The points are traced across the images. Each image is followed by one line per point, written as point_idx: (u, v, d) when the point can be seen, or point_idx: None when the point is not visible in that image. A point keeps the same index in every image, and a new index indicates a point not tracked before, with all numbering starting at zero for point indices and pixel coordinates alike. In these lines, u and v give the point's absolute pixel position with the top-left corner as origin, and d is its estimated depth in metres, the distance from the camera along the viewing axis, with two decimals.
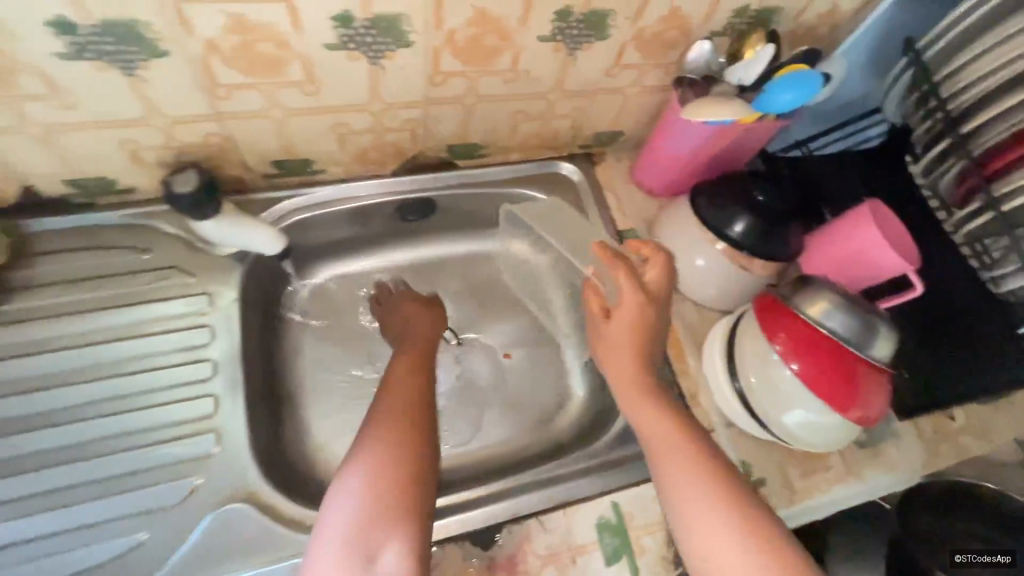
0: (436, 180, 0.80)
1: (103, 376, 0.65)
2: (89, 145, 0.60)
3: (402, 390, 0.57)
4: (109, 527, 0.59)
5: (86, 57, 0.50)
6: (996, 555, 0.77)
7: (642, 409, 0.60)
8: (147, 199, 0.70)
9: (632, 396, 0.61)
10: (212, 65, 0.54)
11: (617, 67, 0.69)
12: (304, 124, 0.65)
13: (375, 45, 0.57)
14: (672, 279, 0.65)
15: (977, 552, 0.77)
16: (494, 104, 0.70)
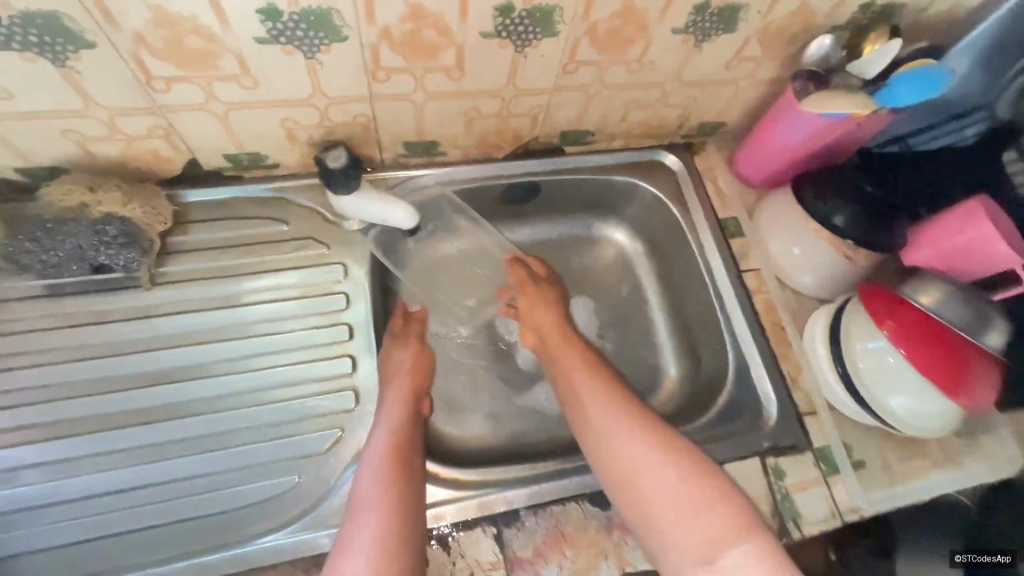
0: (544, 163, 0.84)
1: (251, 334, 0.71)
2: (256, 123, 0.66)
3: (376, 503, 0.55)
4: (264, 469, 0.65)
5: (279, 41, 0.55)
6: (995, 555, 0.77)
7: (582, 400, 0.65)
8: (289, 175, 0.76)
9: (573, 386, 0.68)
10: (379, 50, 0.59)
11: (736, 59, 0.71)
12: (441, 107, 0.70)
13: (524, 34, 0.61)
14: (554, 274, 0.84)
15: (974, 552, 0.79)
16: (615, 92, 0.74)
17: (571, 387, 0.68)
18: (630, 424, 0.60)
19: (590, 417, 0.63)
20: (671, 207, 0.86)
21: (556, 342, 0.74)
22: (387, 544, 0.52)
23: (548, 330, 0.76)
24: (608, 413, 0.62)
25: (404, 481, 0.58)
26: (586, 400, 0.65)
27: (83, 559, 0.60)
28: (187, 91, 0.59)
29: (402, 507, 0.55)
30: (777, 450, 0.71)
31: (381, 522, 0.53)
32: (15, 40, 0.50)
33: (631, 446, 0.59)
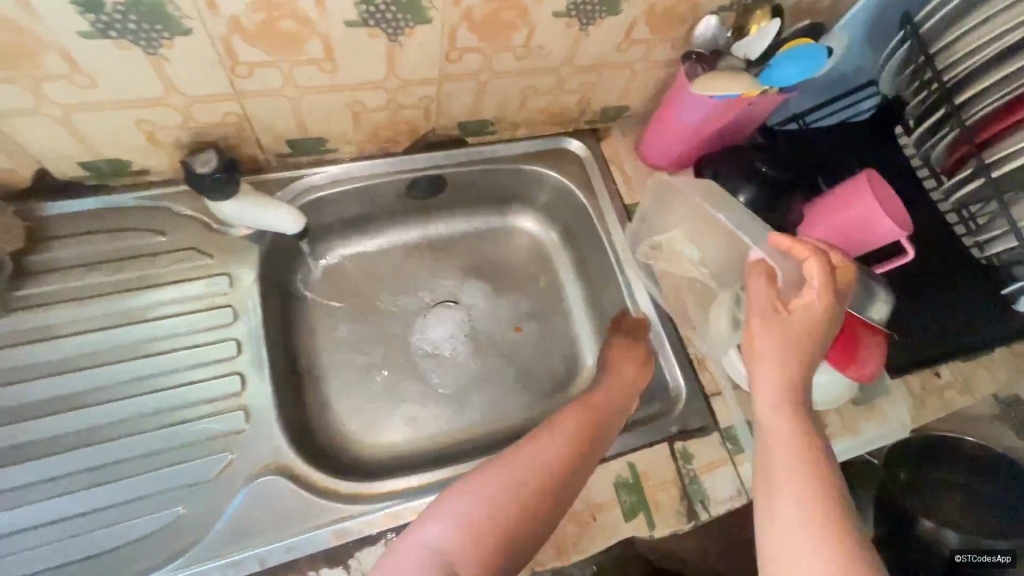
0: (446, 155, 0.81)
1: (128, 356, 0.66)
2: (106, 126, 0.59)
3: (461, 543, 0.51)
4: (147, 503, 0.60)
5: (109, 35, 0.50)
6: (995, 555, 0.79)
7: (772, 464, 0.47)
8: (162, 180, 0.70)
9: (771, 440, 0.48)
10: (233, 43, 0.54)
11: (627, 42, 0.70)
12: (321, 102, 0.65)
13: (394, 22, 0.57)
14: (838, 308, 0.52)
15: (974, 553, 0.80)
16: (507, 80, 0.71)
17: (769, 440, 0.48)
18: (816, 516, 0.43)
19: (775, 491, 0.45)
20: (578, 195, 0.85)
21: (769, 371, 0.51)
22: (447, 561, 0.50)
23: (770, 363, 0.52)
24: (793, 494, 0.44)
25: (536, 479, 0.55)
26: (776, 463, 0.47)
27: None
28: (12, 94, 0.53)
29: (502, 521, 0.52)
30: (685, 434, 0.71)
31: (455, 537, 0.51)
32: None
33: (797, 548, 0.42)
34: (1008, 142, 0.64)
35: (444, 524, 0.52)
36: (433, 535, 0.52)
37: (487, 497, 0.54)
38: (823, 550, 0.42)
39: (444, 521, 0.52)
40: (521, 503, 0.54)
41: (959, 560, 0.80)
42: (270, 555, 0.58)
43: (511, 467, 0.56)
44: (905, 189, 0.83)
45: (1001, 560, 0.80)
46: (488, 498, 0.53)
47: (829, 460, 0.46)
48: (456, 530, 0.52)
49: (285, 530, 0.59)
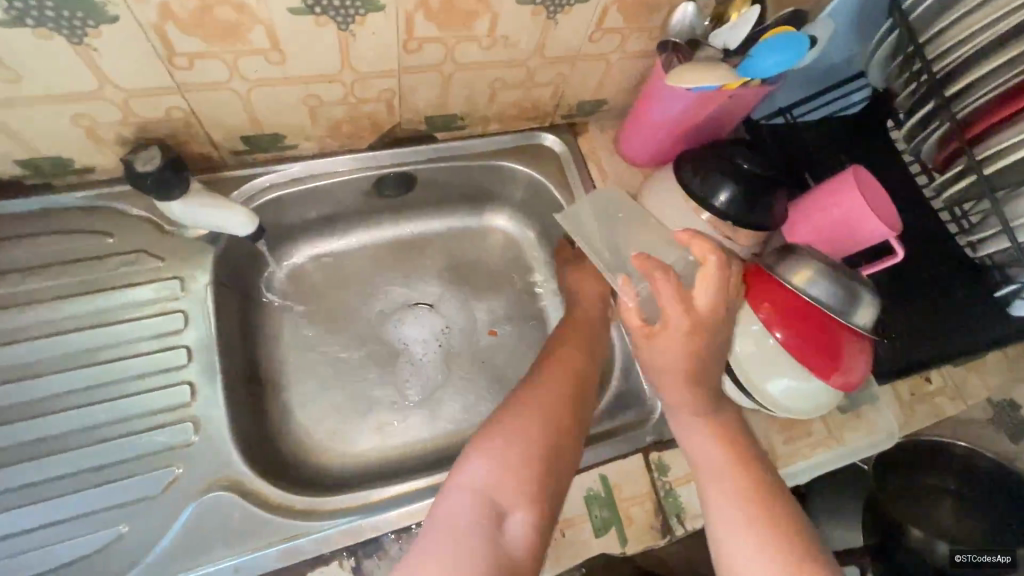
0: (413, 151, 0.77)
1: (70, 366, 0.63)
2: (39, 122, 0.56)
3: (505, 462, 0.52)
4: (89, 520, 0.57)
5: (26, 23, 0.46)
6: (994, 555, 0.74)
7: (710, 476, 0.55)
8: (108, 180, 0.66)
9: (705, 463, 0.56)
10: (167, 32, 0.50)
11: (599, 32, 0.66)
12: (272, 96, 0.62)
13: (342, 9, 0.53)
14: (723, 303, 0.56)
15: (973, 553, 0.74)
16: (472, 72, 0.67)
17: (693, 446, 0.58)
18: (751, 507, 0.52)
19: (709, 484, 0.55)
20: (554, 192, 0.82)
21: (667, 374, 0.58)
22: (500, 496, 0.51)
23: (665, 370, 0.58)
24: (725, 484, 0.54)
25: (557, 395, 0.58)
26: (712, 476, 0.55)
27: None
28: None
29: (543, 438, 0.54)
30: (661, 444, 0.68)
31: (503, 470, 0.52)
32: None
33: (734, 524, 0.51)
34: (1001, 137, 0.61)
35: (488, 460, 0.52)
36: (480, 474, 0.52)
37: (523, 424, 0.55)
38: (760, 537, 0.50)
39: (489, 458, 0.52)
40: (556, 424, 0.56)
41: (960, 561, 0.74)
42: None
43: (533, 392, 0.58)
44: (896, 186, 0.80)
45: (1001, 560, 0.74)
46: (525, 426, 0.54)
47: (755, 458, 0.56)
48: (500, 463, 0.52)
49: (233, 549, 0.56)
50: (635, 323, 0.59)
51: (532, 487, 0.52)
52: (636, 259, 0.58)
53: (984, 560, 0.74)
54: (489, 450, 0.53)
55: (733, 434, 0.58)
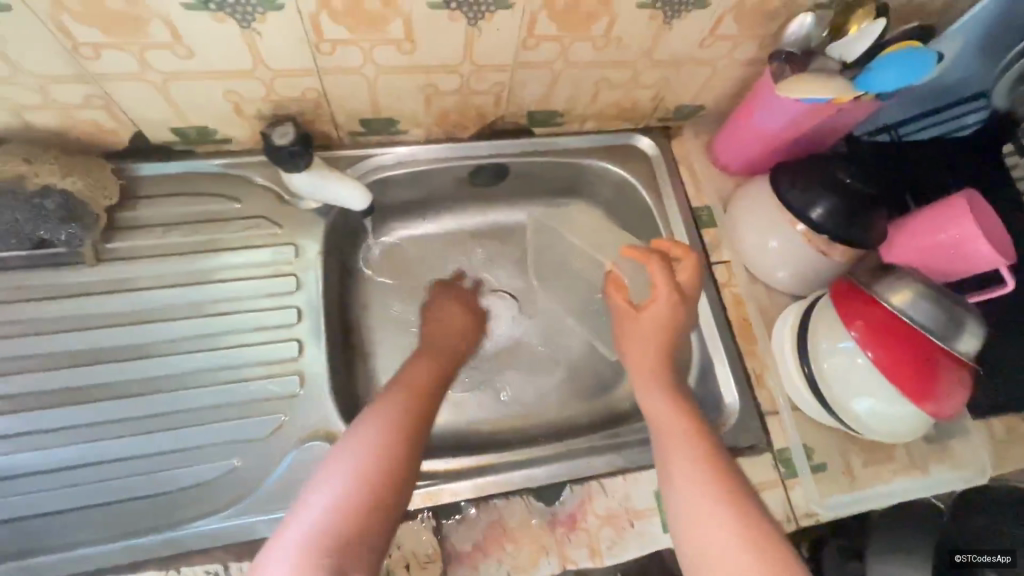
0: (512, 144, 0.81)
1: (199, 313, 0.70)
2: (198, 95, 0.63)
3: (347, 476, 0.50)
4: (209, 451, 0.64)
5: (209, 8, 0.52)
6: (995, 555, 0.69)
7: (677, 444, 0.55)
8: (242, 150, 0.74)
9: (661, 438, 0.57)
10: (320, 20, 0.56)
11: (710, 38, 0.67)
12: (396, 83, 0.67)
13: (475, 6, 0.57)
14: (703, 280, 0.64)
15: (973, 552, 0.70)
16: (581, 71, 0.70)
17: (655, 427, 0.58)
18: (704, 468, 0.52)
19: (672, 459, 0.54)
20: (642, 193, 0.83)
21: (637, 346, 0.64)
22: (367, 485, 0.50)
23: (641, 346, 0.64)
24: (687, 457, 0.53)
25: (409, 399, 0.60)
26: (676, 442, 0.55)
27: (27, 532, 0.60)
28: (118, 60, 0.56)
29: (399, 434, 0.55)
30: (735, 450, 0.68)
31: (371, 457, 0.52)
32: None
33: (691, 496, 0.51)
34: None
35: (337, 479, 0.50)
36: (348, 466, 0.52)
37: (378, 423, 0.56)
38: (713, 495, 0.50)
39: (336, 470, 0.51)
40: (411, 420, 0.57)
41: (960, 560, 0.70)
42: None
43: (392, 399, 0.59)
44: (1012, 215, 0.76)
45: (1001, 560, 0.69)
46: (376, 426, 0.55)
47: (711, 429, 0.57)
48: (364, 454, 0.52)
49: None
50: (621, 307, 0.68)
51: (396, 474, 0.52)
52: (627, 249, 0.64)
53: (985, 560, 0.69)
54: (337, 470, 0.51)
55: (694, 412, 0.59)
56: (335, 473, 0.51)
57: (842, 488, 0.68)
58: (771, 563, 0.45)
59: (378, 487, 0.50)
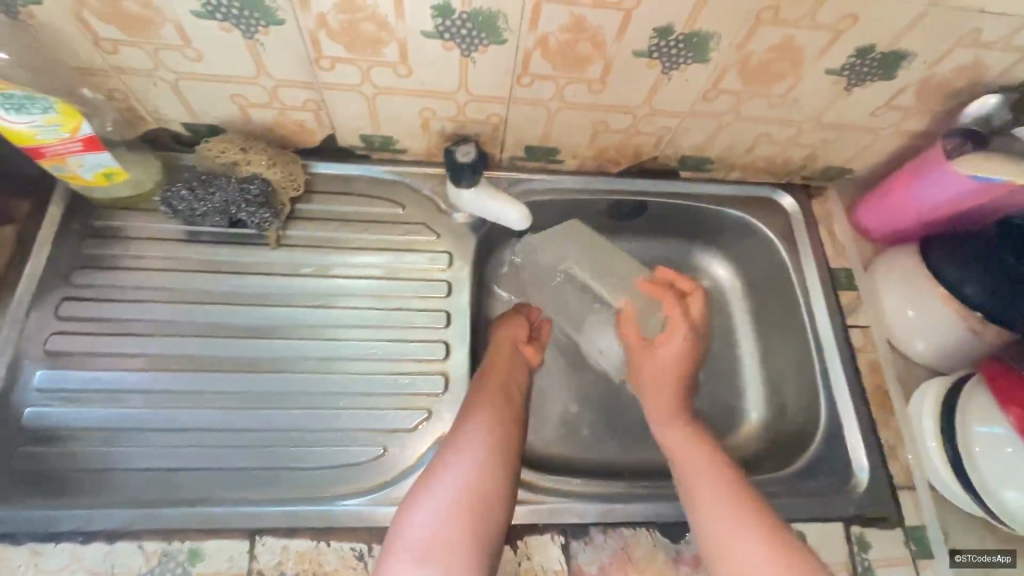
0: (657, 184, 0.84)
1: (357, 305, 0.76)
2: (399, 109, 0.69)
3: (452, 466, 0.58)
4: (359, 434, 0.69)
5: (443, 37, 0.58)
6: (996, 555, 0.67)
7: (693, 460, 0.64)
8: (412, 161, 0.80)
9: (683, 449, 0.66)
10: (531, 56, 0.61)
11: (884, 107, 0.69)
12: (573, 118, 0.71)
13: (675, 57, 0.61)
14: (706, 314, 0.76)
15: (975, 553, 0.68)
16: (748, 125, 0.72)
17: (676, 435, 0.68)
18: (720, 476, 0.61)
19: (688, 463, 0.64)
20: (779, 247, 0.84)
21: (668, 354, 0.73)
22: (472, 472, 0.58)
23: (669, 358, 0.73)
24: (703, 464, 0.62)
25: (504, 407, 0.64)
26: (690, 457, 0.64)
27: (185, 485, 0.64)
28: (347, 72, 0.63)
29: (497, 449, 0.60)
30: (864, 519, 0.68)
31: (472, 447, 0.60)
32: (219, 11, 0.55)
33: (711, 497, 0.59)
34: None
35: (449, 472, 0.58)
36: (455, 471, 0.58)
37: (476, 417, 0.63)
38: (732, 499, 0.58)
39: (449, 466, 0.59)
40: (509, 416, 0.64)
41: (960, 561, 0.67)
42: None
43: (487, 410, 0.63)
44: None
45: (1002, 560, 0.68)
46: (475, 437, 0.61)
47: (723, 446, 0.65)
48: (477, 445, 0.60)
49: None
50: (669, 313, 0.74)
51: (499, 459, 0.59)
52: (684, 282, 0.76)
53: (984, 561, 0.67)
54: (451, 462, 0.59)
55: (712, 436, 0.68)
56: (447, 482, 0.57)
57: (972, 566, 0.67)
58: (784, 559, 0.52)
59: (486, 477, 0.58)
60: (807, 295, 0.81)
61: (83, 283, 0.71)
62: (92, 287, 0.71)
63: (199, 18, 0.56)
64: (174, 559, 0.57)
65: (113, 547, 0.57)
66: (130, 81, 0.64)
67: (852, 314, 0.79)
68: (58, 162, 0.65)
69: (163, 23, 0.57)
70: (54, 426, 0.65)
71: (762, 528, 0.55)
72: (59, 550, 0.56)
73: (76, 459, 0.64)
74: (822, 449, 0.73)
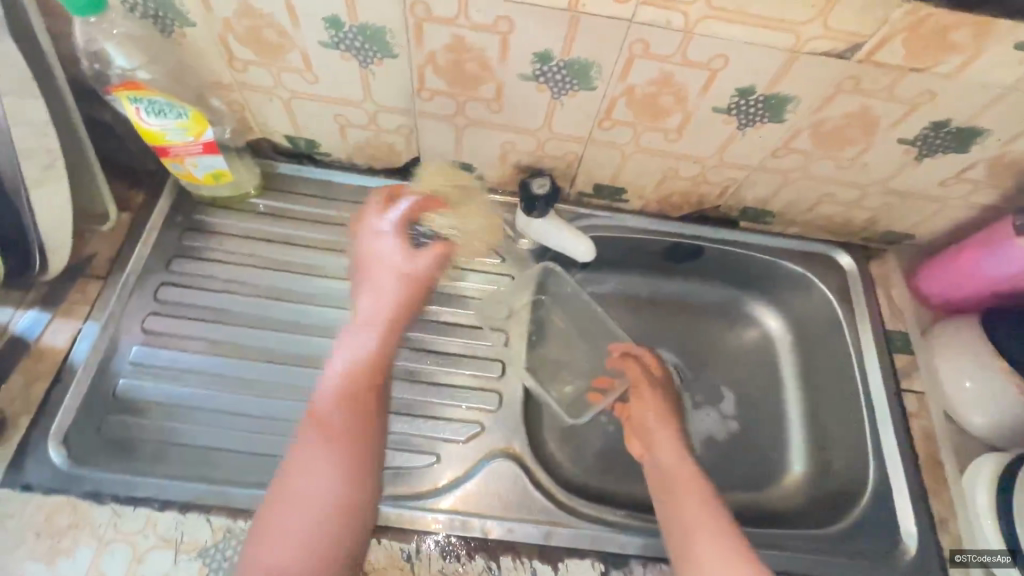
0: (715, 232, 0.87)
1: (421, 317, 0.80)
2: (482, 140, 0.75)
3: (318, 478, 0.54)
4: (411, 440, 0.72)
5: (537, 80, 0.63)
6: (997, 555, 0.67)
7: (656, 419, 0.73)
8: (485, 188, 0.85)
9: (645, 413, 0.74)
10: (616, 104, 0.65)
11: (954, 179, 0.70)
12: (644, 162, 0.75)
13: (752, 116, 0.65)
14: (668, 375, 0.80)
15: (976, 552, 0.69)
16: (814, 183, 0.75)
17: (638, 399, 0.76)
18: (671, 435, 0.70)
19: (651, 423, 0.72)
20: (834, 304, 0.85)
21: (642, 400, 0.76)
22: (343, 480, 0.54)
23: (641, 379, 0.78)
24: (664, 425, 0.72)
25: (356, 392, 0.59)
26: (654, 419, 0.73)
27: (247, 467, 0.68)
28: (443, 104, 0.69)
29: (366, 457, 0.56)
30: None
31: (334, 452, 0.55)
32: (344, 42, 0.62)
33: (667, 449, 0.68)
34: None
35: (314, 484, 0.54)
36: (319, 479, 0.54)
37: (336, 415, 0.57)
38: (678, 451, 0.67)
39: (314, 474, 0.54)
40: (358, 397, 0.59)
41: (958, 559, 0.69)
42: (495, 529, 0.65)
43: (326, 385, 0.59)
44: None
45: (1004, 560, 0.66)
46: (333, 445, 0.55)
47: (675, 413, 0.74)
48: (341, 453, 0.55)
49: (509, 512, 0.67)
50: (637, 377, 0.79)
51: (368, 461, 0.56)
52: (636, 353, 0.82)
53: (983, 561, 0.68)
54: (315, 468, 0.54)
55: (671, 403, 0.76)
56: (309, 483, 0.54)
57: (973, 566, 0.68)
58: (704, 496, 0.60)
59: (353, 484, 0.55)
60: (860, 356, 0.81)
61: (179, 271, 0.77)
62: (186, 275, 0.77)
63: (324, 48, 0.63)
64: (237, 537, 0.61)
65: (184, 517, 0.61)
66: (251, 96, 0.71)
67: (906, 379, 0.79)
68: (178, 161, 0.72)
69: (293, 49, 0.64)
70: (139, 399, 0.70)
71: (696, 475, 0.63)
72: (136, 514, 0.60)
73: (155, 431, 0.68)
74: (869, 511, 0.73)
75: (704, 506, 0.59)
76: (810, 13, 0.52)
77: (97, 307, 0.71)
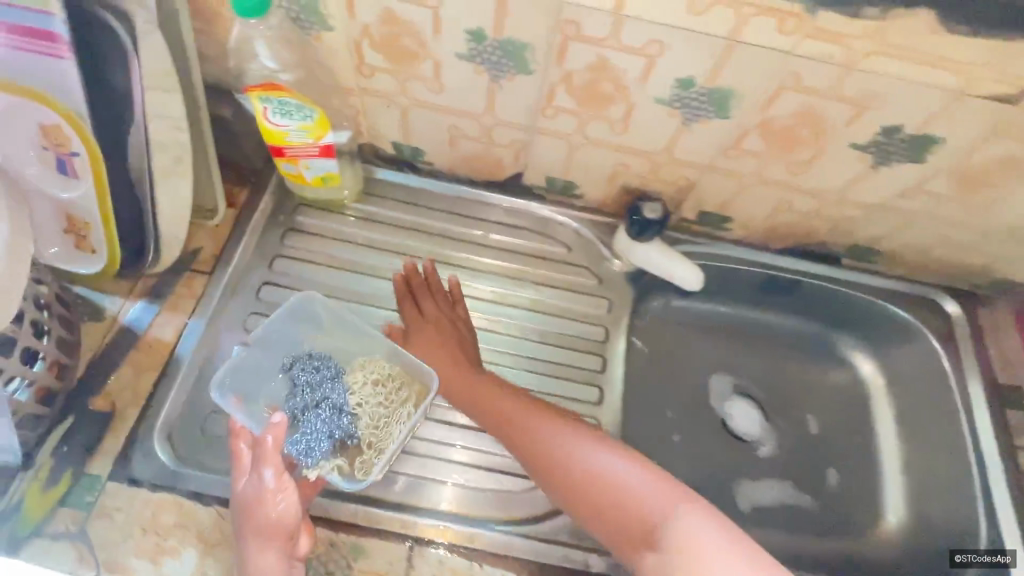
0: (817, 268, 0.84)
1: (518, 335, 0.79)
2: (595, 161, 0.74)
3: None
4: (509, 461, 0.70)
5: (672, 105, 0.62)
6: (997, 555, 0.70)
7: (490, 396, 0.65)
8: (583, 207, 0.84)
9: (475, 390, 0.66)
10: (748, 134, 0.64)
11: None
12: (759, 193, 0.73)
13: (890, 154, 0.62)
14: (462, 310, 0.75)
15: (974, 552, 0.72)
16: (935, 226, 0.72)
17: (468, 386, 0.67)
18: (507, 405, 0.64)
19: (494, 404, 0.64)
20: (940, 353, 0.81)
21: (450, 360, 0.69)
22: None
23: (445, 333, 0.72)
24: (504, 402, 0.64)
25: None
26: (493, 397, 0.65)
27: None
28: (566, 122, 0.68)
29: None
30: None
31: None
32: (481, 56, 0.61)
33: (527, 419, 0.62)
34: None
35: None
36: None
37: None
38: (543, 423, 0.61)
39: None
40: None
41: (958, 559, 0.73)
42: (597, 561, 0.64)
43: None
44: None
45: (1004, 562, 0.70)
46: None
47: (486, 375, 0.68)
48: None
49: None
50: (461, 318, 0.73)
51: None
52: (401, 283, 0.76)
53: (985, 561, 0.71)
54: None
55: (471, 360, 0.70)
56: None
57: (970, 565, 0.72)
58: (577, 456, 0.56)
59: None
60: (967, 407, 0.77)
61: (280, 272, 0.77)
62: (288, 276, 0.77)
63: (459, 59, 0.62)
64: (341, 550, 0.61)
65: None
66: (370, 102, 0.71)
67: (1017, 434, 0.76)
68: (292, 162, 0.72)
69: (426, 59, 0.63)
70: None
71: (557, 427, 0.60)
72: None
73: None
74: None
75: (604, 459, 0.55)
76: (985, 55, 0.50)
77: (203, 302, 0.71)
